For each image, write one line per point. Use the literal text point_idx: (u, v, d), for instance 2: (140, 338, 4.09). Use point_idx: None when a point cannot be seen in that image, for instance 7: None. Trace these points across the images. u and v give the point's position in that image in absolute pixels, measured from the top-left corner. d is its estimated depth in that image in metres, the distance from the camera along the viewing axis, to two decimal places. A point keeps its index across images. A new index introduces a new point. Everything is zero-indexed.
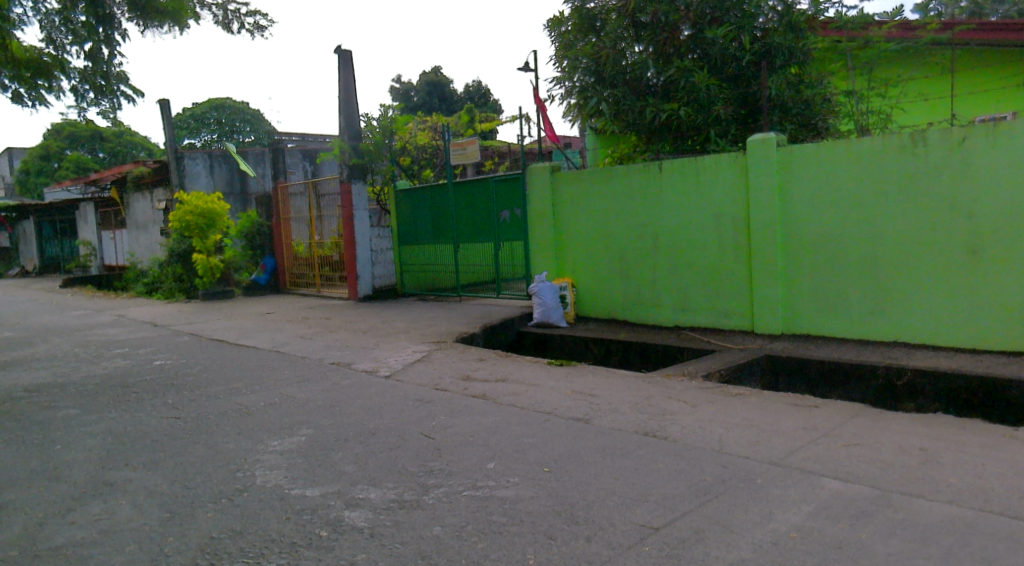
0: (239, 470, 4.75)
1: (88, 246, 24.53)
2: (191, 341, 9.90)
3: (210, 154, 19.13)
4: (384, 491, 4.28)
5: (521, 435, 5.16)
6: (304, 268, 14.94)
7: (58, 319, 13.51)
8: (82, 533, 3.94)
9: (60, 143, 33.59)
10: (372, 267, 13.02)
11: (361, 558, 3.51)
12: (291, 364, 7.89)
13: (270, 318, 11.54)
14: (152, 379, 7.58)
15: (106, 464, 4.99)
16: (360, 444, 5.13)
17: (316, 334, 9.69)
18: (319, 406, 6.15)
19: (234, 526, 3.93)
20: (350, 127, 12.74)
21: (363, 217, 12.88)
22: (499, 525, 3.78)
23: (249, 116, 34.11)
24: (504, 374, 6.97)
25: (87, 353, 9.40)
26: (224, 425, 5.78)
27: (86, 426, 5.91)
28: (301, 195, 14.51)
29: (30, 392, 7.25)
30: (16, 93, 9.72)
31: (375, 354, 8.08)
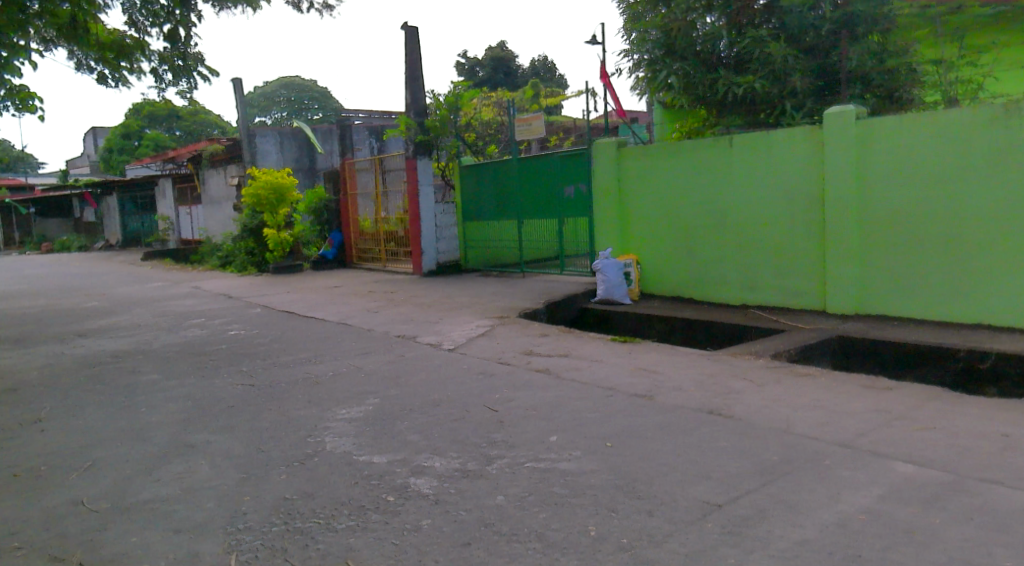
0: (308, 436, 4.91)
1: (165, 221, 25.52)
2: (262, 313, 10.22)
3: (279, 131, 19.56)
4: (448, 460, 4.37)
5: (583, 410, 5.17)
6: (370, 243, 15.19)
7: (139, 289, 14.14)
8: (166, 490, 4.15)
9: (139, 122, 35.01)
10: (436, 243, 13.15)
11: (426, 524, 3.61)
12: (358, 336, 8.08)
13: (337, 292, 11.82)
14: (227, 347, 7.87)
15: (187, 426, 5.23)
16: (424, 414, 5.23)
17: (381, 308, 9.88)
18: (385, 378, 6.28)
19: (304, 488, 4.07)
20: (415, 103, 12.81)
21: (427, 192, 13.00)
22: (560, 496, 3.82)
23: (317, 94, 34.80)
24: (566, 349, 6.99)
25: (166, 322, 9.80)
26: (294, 393, 5.96)
27: (167, 391, 6.20)
28: (367, 170, 14.76)
29: (115, 358, 7.61)
30: (102, 74, 10.15)
31: (438, 328, 8.19)
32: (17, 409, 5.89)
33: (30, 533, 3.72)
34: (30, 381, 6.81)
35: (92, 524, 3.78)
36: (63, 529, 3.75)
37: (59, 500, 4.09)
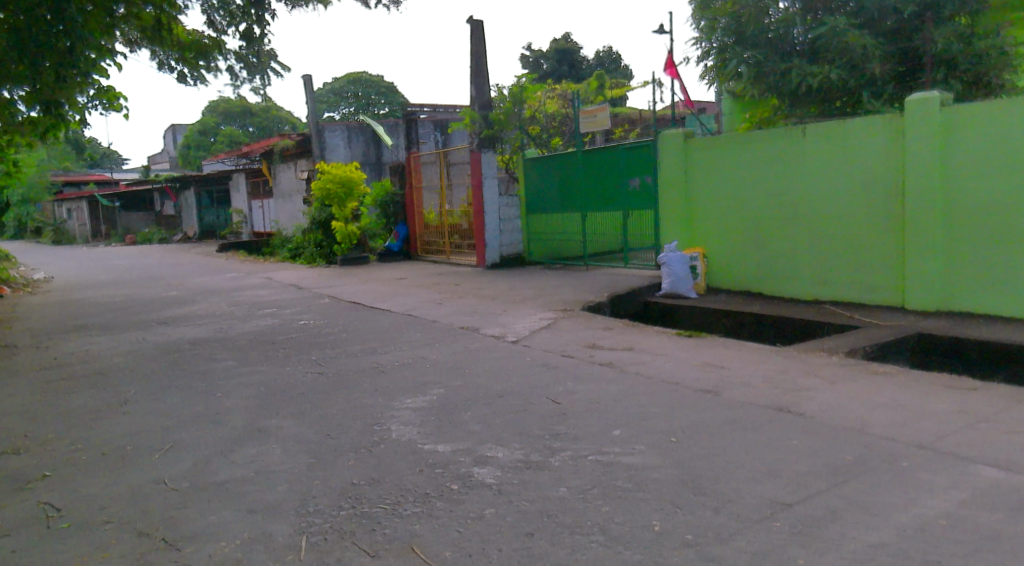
0: (375, 424, 5.00)
1: (239, 214, 26.34)
2: (330, 303, 10.45)
3: (347, 126, 19.94)
4: (511, 451, 4.38)
5: (647, 404, 5.12)
6: (434, 236, 15.36)
7: (215, 280, 14.63)
8: (240, 471, 4.30)
9: (215, 119, 36.21)
10: (499, 235, 13.20)
11: (489, 513, 3.63)
12: (423, 327, 8.18)
13: (403, 283, 12.00)
14: (297, 337, 8.08)
15: (260, 412, 5.40)
16: (488, 405, 5.27)
17: (446, 300, 9.98)
18: (449, 368, 6.34)
19: (371, 474, 4.15)
20: (480, 96, 12.94)
21: (491, 185, 13.08)
22: (624, 490, 3.79)
23: (384, 89, 35.32)
24: (630, 342, 6.93)
25: (240, 312, 10.12)
26: (361, 381, 6.08)
27: (241, 377, 6.41)
28: (432, 164, 14.93)
29: (193, 345, 7.90)
30: (181, 74, 10.50)
31: (502, 320, 8.23)
32: (104, 392, 6.18)
33: (117, 508, 3.92)
34: (115, 366, 7.13)
35: (173, 502, 3.95)
36: (147, 506, 3.93)
37: (143, 478, 4.28)
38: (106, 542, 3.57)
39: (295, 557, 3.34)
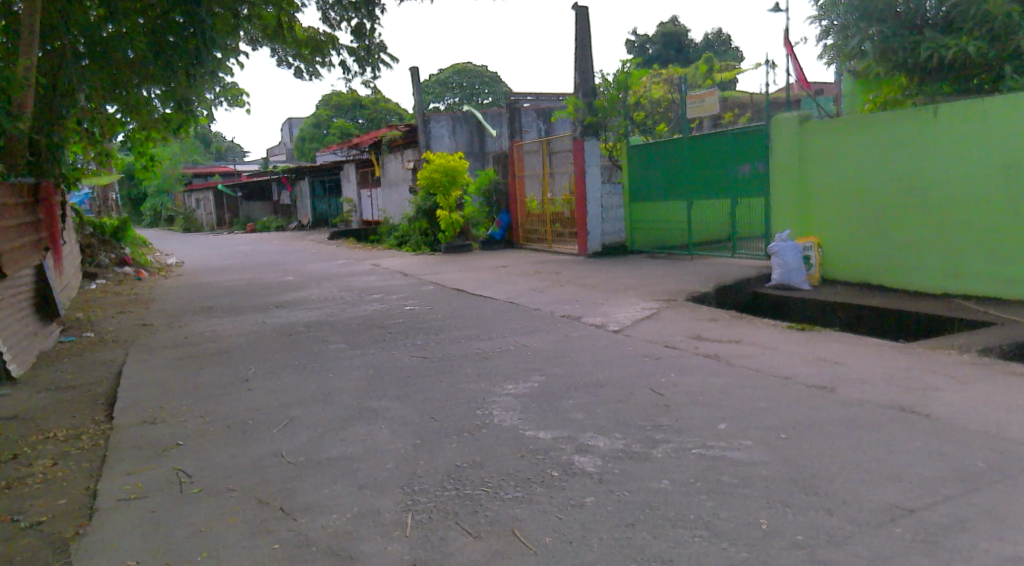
0: (477, 408, 5.04)
1: (349, 203, 27.23)
2: (435, 290, 10.64)
3: (452, 116, 20.17)
4: (613, 440, 4.32)
5: (756, 398, 4.93)
6: (537, 224, 15.38)
7: (326, 266, 15.18)
8: (348, 449, 4.43)
9: (327, 112, 37.55)
10: (603, 224, 13.03)
11: (590, 501, 3.59)
12: (525, 314, 8.20)
13: (505, 271, 12.07)
14: (403, 321, 8.26)
15: (367, 393, 5.55)
16: (590, 393, 5.22)
17: (548, 288, 9.98)
18: (551, 355, 6.33)
19: (473, 457, 4.19)
20: (584, 83, 12.72)
21: (594, 173, 12.96)
22: (731, 486, 3.66)
23: (489, 78, 35.58)
24: (738, 335, 6.71)
25: (349, 297, 10.45)
26: (465, 366, 6.16)
27: (351, 359, 6.61)
28: (535, 152, 14.94)
29: (306, 328, 8.22)
30: (297, 69, 10.90)
31: (605, 309, 8.14)
32: (226, 369, 6.53)
33: (239, 477, 4.13)
34: (237, 345, 7.52)
35: (288, 475, 4.13)
36: (264, 477, 4.11)
37: (261, 451, 4.49)
38: (228, 508, 3.77)
39: (400, 534, 3.42)
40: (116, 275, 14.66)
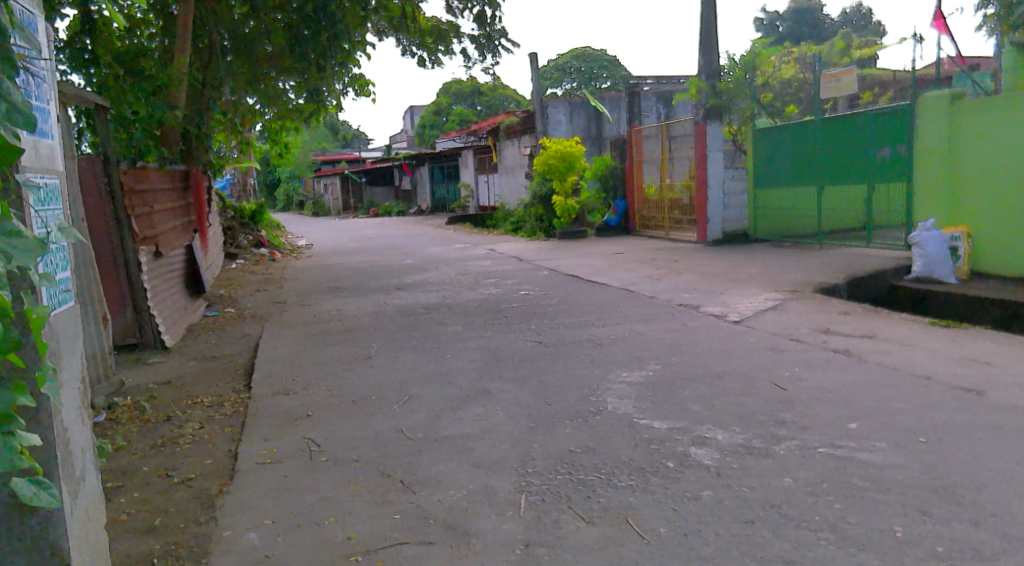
0: (591, 395, 5.01)
1: (467, 188, 27.69)
2: (550, 275, 10.65)
3: (570, 102, 20.06)
4: (732, 434, 4.19)
5: (890, 398, 4.65)
6: (654, 211, 15.12)
7: (444, 250, 15.51)
8: (464, 428, 4.51)
9: (447, 99, 38.29)
10: (723, 210, 12.73)
11: (707, 495, 3.50)
12: (641, 302, 8.08)
13: (621, 258, 11.94)
14: (519, 306, 8.32)
15: (483, 375, 5.63)
16: (708, 385, 5.07)
17: (665, 276, 9.79)
18: (668, 344, 6.20)
19: (587, 443, 4.17)
20: (708, 64, 12.34)
21: (717, 157, 12.60)
22: (861, 489, 3.47)
23: (608, 62, 35.19)
24: (871, 330, 6.34)
25: (466, 280, 10.63)
26: (580, 352, 6.14)
27: (467, 341, 6.73)
28: (654, 137, 14.68)
29: (424, 310, 8.43)
30: (421, 58, 11.16)
31: (725, 299, 7.89)
32: (350, 346, 6.80)
33: (362, 449, 4.29)
34: (359, 324, 7.81)
35: (407, 450, 4.25)
36: (385, 451, 4.26)
37: (383, 425, 4.65)
38: (354, 478, 3.92)
39: (514, 514, 3.45)
40: (252, 255, 15.55)
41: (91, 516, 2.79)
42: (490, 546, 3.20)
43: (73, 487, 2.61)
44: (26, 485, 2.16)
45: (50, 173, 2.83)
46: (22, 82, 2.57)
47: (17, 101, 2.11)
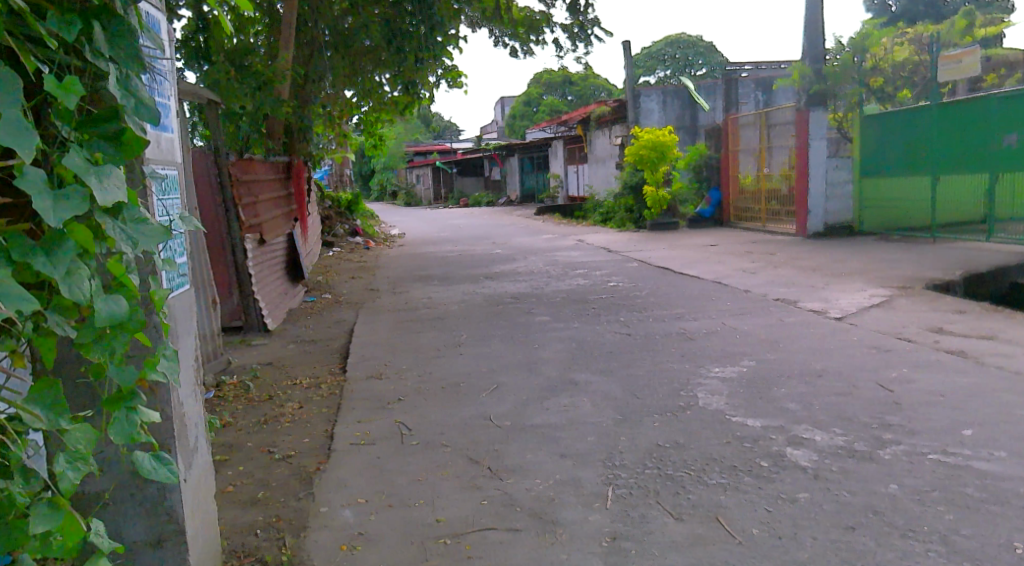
0: (681, 389, 4.90)
1: (557, 179, 27.63)
2: (640, 267, 10.50)
3: (664, 90, 19.59)
4: (831, 436, 4.01)
5: (1007, 403, 4.36)
6: (750, 202, 14.70)
7: (533, 240, 15.53)
8: (552, 418, 4.49)
9: (538, 90, 38.33)
10: (825, 202, 12.17)
11: (804, 497, 3.37)
12: (735, 295, 7.85)
13: (714, 250, 11.64)
14: (608, 297, 8.24)
15: (572, 365, 5.60)
16: (806, 383, 4.88)
17: (761, 269, 9.49)
18: (763, 340, 6.00)
19: (677, 438, 4.08)
20: (812, 49, 11.93)
21: (819, 146, 12.03)
22: (974, 500, 3.26)
23: (704, 49, 34.39)
24: (987, 330, 5.96)
25: (555, 271, 10.61)
26: (670, 346, 6.02)
27: (555, 332, 6.71)
28: (751, 126, 14.35)
29: (513, 299, 8.46)
30: (513, 49, 11.18)
31: (826, 294, 7.58)
32: (441, 334, 6.89)
33: (451, 435, 4.34)
34: (450, 313, 7.91)
35: (495, 437, 4.28)
36: (474, 437, 4.29)
37: (472, 413, 4.69)
38: (443, 463, 3.97)
39: (601, 506, 3.42)
40: (348, 243, 15.99)
41: (203, 486, 2.92)
42: (576, 537, 3.18)
43: (187, 457, 2.75)
44: (147, 459, 2.27)
45: (170, 165, 2.97)
46: (147, 79, 2.68)
47: (143, 97, 2.22)
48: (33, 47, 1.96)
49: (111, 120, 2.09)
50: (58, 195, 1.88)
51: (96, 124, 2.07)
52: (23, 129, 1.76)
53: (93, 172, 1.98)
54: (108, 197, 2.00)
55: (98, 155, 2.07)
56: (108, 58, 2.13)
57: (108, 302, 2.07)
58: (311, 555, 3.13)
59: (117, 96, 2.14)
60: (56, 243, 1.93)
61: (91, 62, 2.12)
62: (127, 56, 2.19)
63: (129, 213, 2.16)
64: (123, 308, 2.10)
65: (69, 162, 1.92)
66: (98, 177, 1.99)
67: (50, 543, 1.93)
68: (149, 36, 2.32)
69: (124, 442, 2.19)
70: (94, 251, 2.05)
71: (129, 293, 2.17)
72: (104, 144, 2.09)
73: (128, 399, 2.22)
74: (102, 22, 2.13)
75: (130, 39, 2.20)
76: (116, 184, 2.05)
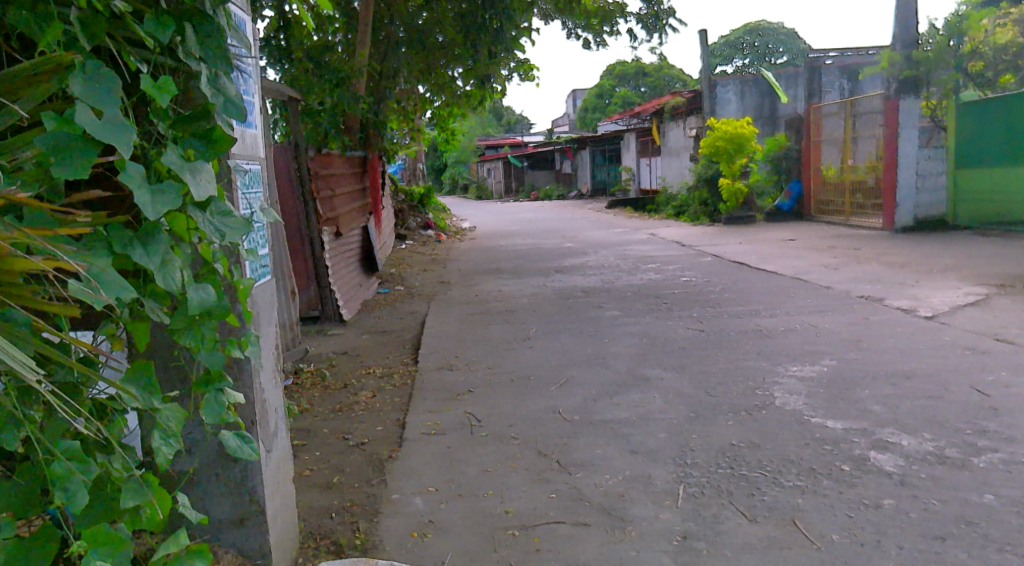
0: (757, 388, 4.75)
1: (629, 172, 27.31)
2: (714, 262, 10.27)
3: (741, 80, 19.19)
4: (919, 441, 3.82)
5: None
6: (833, 194, 14.24)
7: (604, 234, 15.39)
8: (623, 414, 4.43)
9: (611, 82, 37.95)
10: (916, 194, 11.73)
11: (888, 504, 3.21)
12: (815, 292, 7.59)
13: (793, 245, 11.29)
14: (681, 292, 8.08)
15: (643, 361, 5.50)
16: (891, 385, 4.67)
17: (843, 264, 9.14)
18: (845, 339, 5.77)
19: (752, 438, 3.96)
20: (904, 33, 11.42)
21: (910, 135, 11.60)
22: None
23: (784, 36, 33.39)
24: None
25: (626, 265, 10.47)
26: (745, 343, 5.85)
27: (627, 327, 6.62)
28: (835, 115, 13.82)
29: (584, 293, 8.39)
30: (586, 41, 11.07)
31: (914, 292, 7.24)
32: (511, 327, 6.88)
33: (521, 427, 4.33)
34: (520, 306, 7.90)
35: (565, 431, 4.24)
36: (544, 430, 4.27)
37: (542, 406, 4.66)
38: (512, 455, 3.96)
39: (672, 504, 3.34)
40: (420, 236, 16.18)
41: (283, 468, 2.97)
42: (646, 534, 3.11)
43: (269, 440, 2.81)
44: (232, 438, 2.35)
45: (254, 160, 3.02)
46: (234, 76, 2.73)
47: (230, 94, 2.24)
48: (132, 49, 2.04)
49: (202, 118, 2.15)
50: (155, 190, 1.94)
51: (189, 122, 2.13)
52: (122, 127, 1.82)
53: (186, 167, 2.03)
54: (200, 191, 2.04)
55: (189, 151, 2.12)
56: (200, 58, 2.15)
57: (200, 290, 2.12)
58: (383, 540, 3.16)
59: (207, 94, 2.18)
60: (150, 234, 1.99)
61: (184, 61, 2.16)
62: (217, 55, 2.20)
63: (217, 206, 2.19)
64: (212, 296, 2.15)
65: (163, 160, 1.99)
66: (190, 171, 2.04)
67: (144, 518, 1.96)
68: (237, 36, 2.34)
69: (214, 422, 2.27)
70: (186, 240, 2.11)
71: (217, 282, 2.23)
72: (196, 141, 2.13)
73: (215, 382, 2.28)
74: (194, 24, 2.15)
75: (220, 39, 2.22)
76: (207, 178, 2.09)
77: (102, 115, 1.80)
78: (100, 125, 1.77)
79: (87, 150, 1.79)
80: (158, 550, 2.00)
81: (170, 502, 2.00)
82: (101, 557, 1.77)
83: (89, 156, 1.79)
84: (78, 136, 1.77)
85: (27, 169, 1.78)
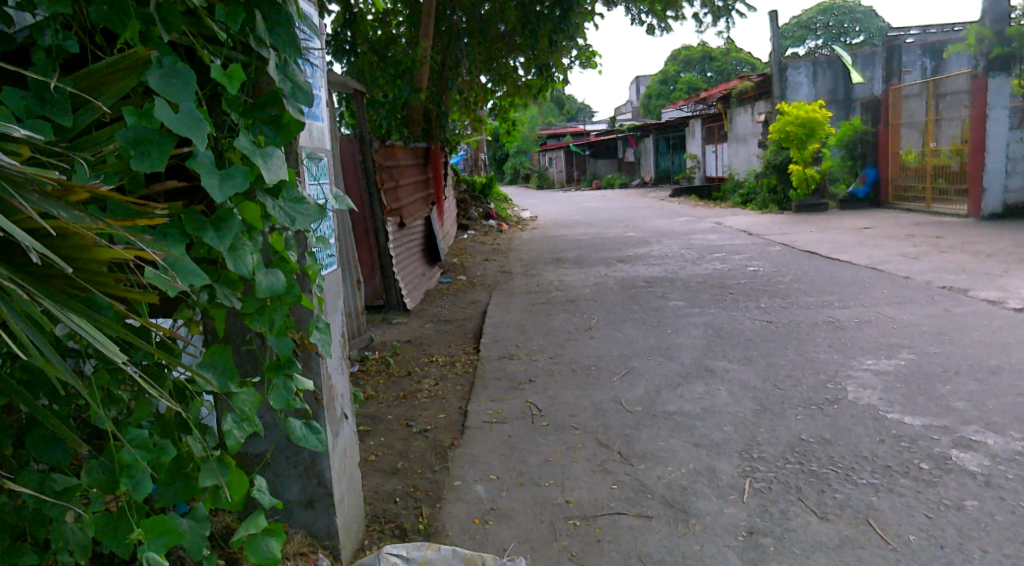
0: (829, 382, 4.58)
1: (694, 159, 26.80)
2: (784, 251, 9.96)
3: (813, 62, 18.62)
4: (1007, 440, 3.62)
5: None
6: (913, 179, 13.71)
7: (668, 223, 15.11)
8: (688, 406, 4.33)
9: (676, 67, 37.35)
10: (1005, 178, 11.28)
11: (971, 505, 3.05)
12: (892, 283, 7.27)
13: (867, 233, 10.87)
14: (748, 283, 7.86)
15: (710, 352, 5.38)
16: (975, 380, 4.44)
17: (924, 254, 8.75)
18: (925, 332, 5.51)
19: (823, 433, 3.81)
20: (995, 8, 10.99)
21: (1000, 116, 11.08)
22: None
23: (859, 15, 32.15)
24: None
25: (691, 254, 10.24)
26: (817, 335, 5.65)
27: (691, 317, 6.48)
28: (917, 96, 13.32)
29: (649, 283, 8.26)
30: (650, 26, 10.84)
31: (1001, 282, 6.88)
32: (573, 317, 6.82)
33: (584, 417, 4.28)
34: (583, 295, 7.84)
35: (627, 422, 4.17)
36: (608, 421, 4.20)
37: (603, 397, 4.60)
38: (574, 445, 3.91)
39: (738, 499, 3.24)
40: (482, 226, 16.18)
41: (349, 454, 2.99)
42: (711, 528, 3.03)
43: (335, 426, 2.82)
44: (300, 425, 2.35)
45: (321, 151, 3.03)
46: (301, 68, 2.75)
47: (299, 81, 2.22)
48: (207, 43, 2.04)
49: (269, 105, 2.14)
50: (225, 173, 1.94)
51: (260, 110, 2.12)
52: (198, 119, 1.83)
53: (258, 152, 2.05)
54: (271, 176, 2.07)
55: (260, 138, 2.12)
56: (268, 45, 2.15)
57: (269, 275, 2.12)
58: (446, 526, 3.15)
59: (276, 81, 2.17)
60: (223, 219, 2.01)
61: (255, 50, 2.15)
62: (286, 43, 2.21)
63: (288, 192, 2.19)
64: (282, 282, 2.15)
65: (239, 144, 1.99)
66: (262, 157, 2.06)
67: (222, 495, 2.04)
68: (306, 23, 2.31)
69: (281, 407, 2.28)
70: (259, 227, 2.11)
71: (288, 269, 2.23)
72: (266, 126, 2.14)
73: (285, 366, 2.29)
74: (264, 13, 2.15)
75: (289, 26, 2.21)
76: (278, 163, 2.11)
77: (179, 108, 1.81)
78: (176, 120, 1.78)
79: (164, 142, 1.80)
80: (236, 530, 2.08)
81: (246, 484, 2.02)
82: (160, 546, 1.78)
83: (165, 149, 1.80)
84: (157, 130, 1.79)
85: (110, 162, 1.82)
